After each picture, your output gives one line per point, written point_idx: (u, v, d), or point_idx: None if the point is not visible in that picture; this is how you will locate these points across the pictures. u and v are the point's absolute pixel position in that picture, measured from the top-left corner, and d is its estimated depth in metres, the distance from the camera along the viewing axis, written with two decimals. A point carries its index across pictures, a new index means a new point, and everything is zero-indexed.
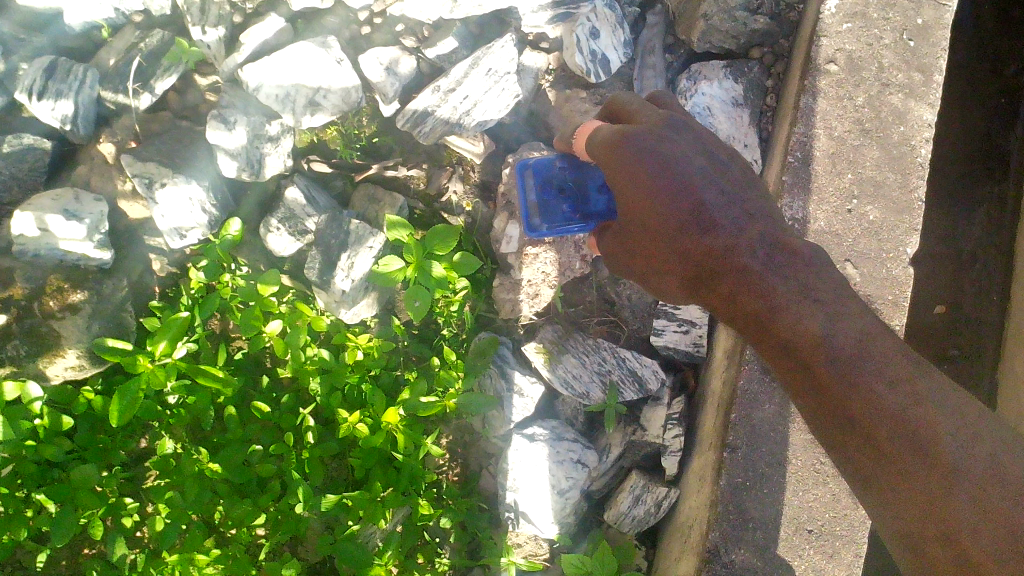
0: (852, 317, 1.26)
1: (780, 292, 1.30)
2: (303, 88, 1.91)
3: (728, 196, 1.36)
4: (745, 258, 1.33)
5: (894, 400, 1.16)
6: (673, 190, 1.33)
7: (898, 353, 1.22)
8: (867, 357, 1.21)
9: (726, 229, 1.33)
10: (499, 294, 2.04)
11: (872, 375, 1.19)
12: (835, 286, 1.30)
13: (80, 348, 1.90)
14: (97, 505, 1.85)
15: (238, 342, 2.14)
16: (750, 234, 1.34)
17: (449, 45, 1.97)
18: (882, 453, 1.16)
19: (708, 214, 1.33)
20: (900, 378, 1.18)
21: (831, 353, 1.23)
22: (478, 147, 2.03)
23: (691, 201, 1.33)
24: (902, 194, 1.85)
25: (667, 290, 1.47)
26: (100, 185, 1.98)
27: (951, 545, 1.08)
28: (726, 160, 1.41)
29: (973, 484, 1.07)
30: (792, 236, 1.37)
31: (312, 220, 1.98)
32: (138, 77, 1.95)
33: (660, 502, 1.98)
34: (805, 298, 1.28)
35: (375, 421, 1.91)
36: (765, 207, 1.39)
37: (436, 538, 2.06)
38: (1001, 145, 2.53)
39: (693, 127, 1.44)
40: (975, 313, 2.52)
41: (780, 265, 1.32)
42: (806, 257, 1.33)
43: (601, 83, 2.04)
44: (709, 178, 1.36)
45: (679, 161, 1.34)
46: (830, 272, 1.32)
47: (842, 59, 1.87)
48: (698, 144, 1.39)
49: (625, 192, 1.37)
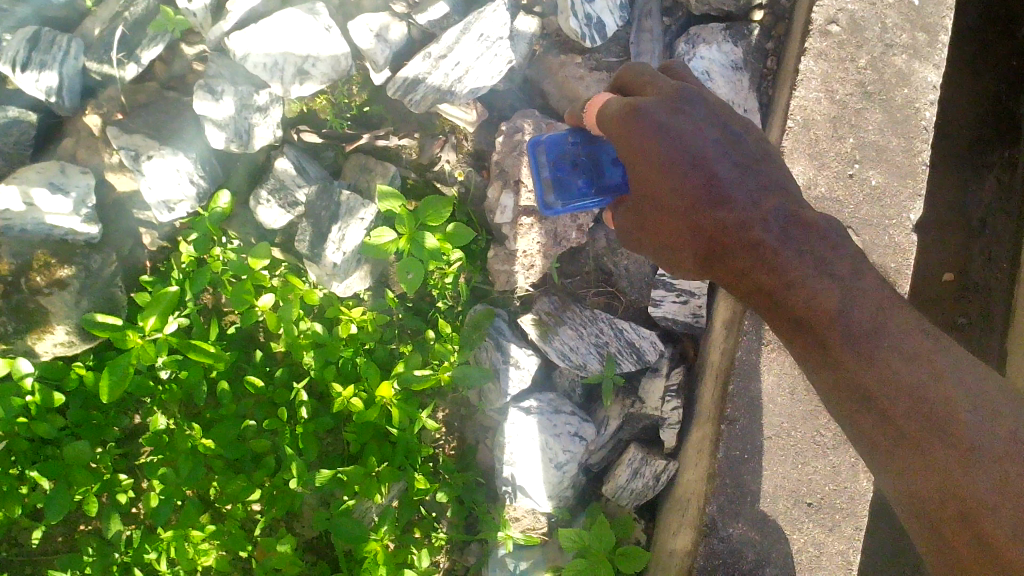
0: (866, 289, 1.25)
1: (795, 269, 1.27)
2: (291, 56, 1.87)
3: (742, 167, 1.34)
4: (759, 233, 1.30)
5: (910, 376, 1.15)
6: (686, 162, 1.32)
7: (915, 326, 1.21)
8: (883, 333, 1.20)
9: (741, 203, 1.30)
10: (494, 265, 1.99)
11: (889, 352, 1.19)
12: (853, 264, 1.28)
13: (69, 324, 1.88)
14: (92, 482, 1.83)
15: (230, 316, 2.11)
16: (766, 207, 1.31)
17: (440, 10, 1.92)
18: (898, 432, 1.15)
19: (722, 187, 1.31)
20: (917, 354, 1.17)
21: (847, 328, 1.22)
22: (471, 115, 1.99)
23: (703, 176, 1.31)
24: (905, 159, 1.81)
25: (678, 267, 1.44)
26: (87, 158, 1.95)
27: (969, 525, 1.06)
28: (741, 131, 1.38)
29: (993, 463, 1.06)
30: (809, 209, 1.34)
31: (302, 191, 1.95)
32: (122, 47, 1.91)
33: (658, 474, 1.96)
34: (821, 272, 1.26)
35: (370, 395, 1.88)
36: (779, 180, 1.36)
37: (433, 513, 2.04)
38: (1013, 108, 2.47)
39: (706, 97, 1.40)
40: (984, 281, 2.47)
41: (796, 240, 1.29)
42: (823, 231, 1.30)
43: (596, 48, 1.98)
44: (723, 151, 1.34)
45: (693, 136, 1.33)
46: (844, 247, 1.30)
47: (845, 20, 1.82)
48: (712, 117, 1.37)
49: (638, 167, 1.36)
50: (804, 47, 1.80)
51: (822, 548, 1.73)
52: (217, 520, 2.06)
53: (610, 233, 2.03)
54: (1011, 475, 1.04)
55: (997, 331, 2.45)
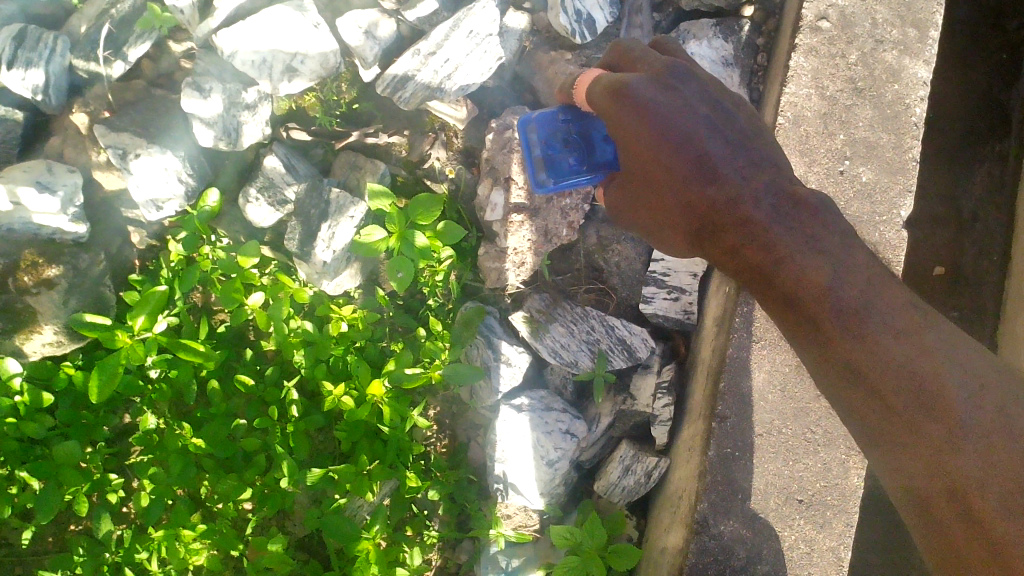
0: (856, 265, 1.25)
1: (785, 244, 1.28)
2: (280, 53, 1.85)
3: (733, 143, 1.38)
4: (750, 209, 1.32)
5: (900, 351, 1.15)
6: (677, 139, 1.35)
7: (904, 302, 1.21)
8: (872, 309, 1.20)
9: (731, 180, 1.34)
10: (485, 263, 1.98)
11: (879, 328, 1.18)
12: (843, 237, 1.28)
13: (57, 323, 1.88)
14: (82, 481, 1.82)
15: (220, 314, 2.11)
16: (755, 183, 1.34)
17: (429, 7, 1.91)
18: (886, 406, 1.15)
19: (713, 164, 1.35)
20: (907, 329, 1.17)
21: (836, 304, 1.21)
22: (461, 113, 1.97)
23: (692, 153, 1.35)
24: (896, 154, 1.80)
25: (669, 242, 1.49)
26: (74, 157, 1.93)
27: (957, 500, 1.07)
28: (732, 107, 1.42)
29: (981, 438, 1.06)
30: (799, 186, 1.37)
31: (291, 189, 1.94)
32: (109, 45, 1.89)
33: (650, 471, 1.95)
34: (811, 247, 1.27)
35: (360, 393, 1.88)
36: (769, 154, 1.41)
37: (424, 511, 2.03)
38: (1004, 101, 2.46)
39: (697, 74, 1.43)
40: (975, 274, 2.47)
41: (785, 214, 1.31)
42: (814, 207, 1.31)
43: (586, 44, 1.98)
44: (713, 128, 1.38)
45: (684, 114, 1.36)
46: (836, 221, 1.31)
47: (835, 16, 1.81)
48: (704, 93, 1.40)
49: (628, 143, 1.38)
50: (794, 43, 1.80)
51: (813, 545, 1.73)
52: (209, 519, 2.06)
53: (601, 229, 2.04)
54: (1000, 450, 1.05)
55: (988, 324, 2.46)
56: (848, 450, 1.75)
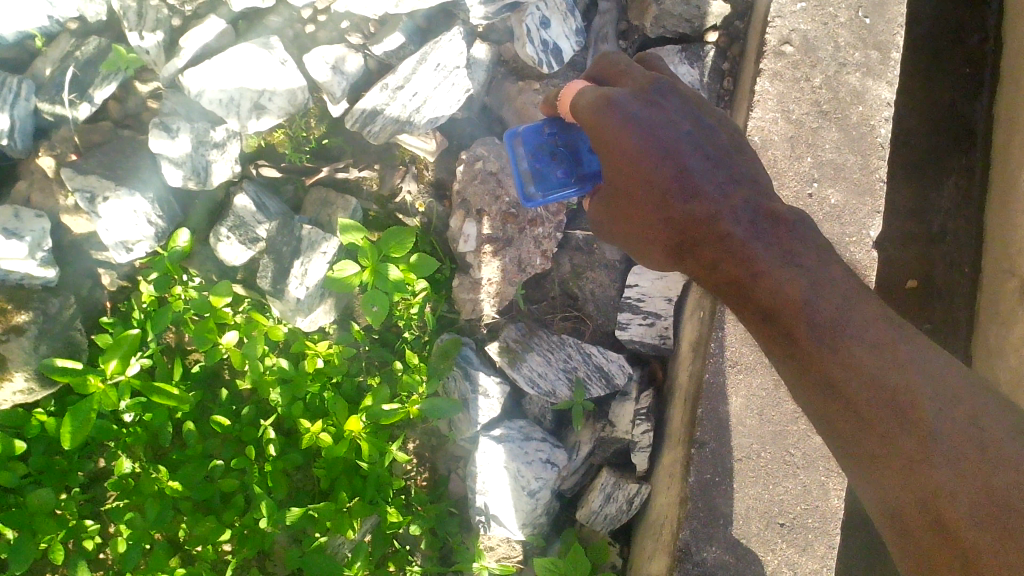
0: (833, 280, 1.25)
1: (763, 258, 1.30)
2: (247, 91, 1.85)
3: (714, 160, 1.35)
4: (729, 225, 1.32)
5: (873, 363, 1.15)
6: (658, 153, 1.33)
7: (879, 317, 1.20)
8: (847, 323, 1.20)
9: (712, 196, 1.33)
10: (459, 294, 1.98)
11: (854, 341, 1.18)
12: (819, 252, 1.30)
13: (27, 369, 1.85)
14: (57, 530, 1.78)
15: (195, 354, 2.09)
16: (735, 200, 1.33)
17: (396, 41, 1.93)
18: (859, 419, 1.14)
19: (693, 179, 1.33)
20: (881, 342, 1.16)
21: (812, 317, 1.22)
22: (430, 144, 1.99)
23: (673, 167, 1.33)
24: (863, 176, 1.82)
25: (652, 259, 1.46)
26: (41, 201, 1.90)
27: (927, 510, 1.04)
28: (715, 125, 1.40)
29: (951, 448, 1.04)
30: (776, 205, 1.38)
31: (263, 227, 1.93)
32: (75, 88, 1.88)
33: (631, 499, 1.96)
34: (787, 263, 1.28)
35: (339, 430, 1.86)
36: (750, 172, 1.38)
37: (406, 546, 2.01)
38: (968, 115, 2.49)
39: (680, 90, 1.41)
40: (946, 286, 2.46)
41: (763, 231, 1.32)
42: (790, 223, 1.33)
43: (554, 74, 1.99)
44: (695, 143, 1.36)
45: (666, 129, 1.34)
46: (812, 237, 1.32)
47: (798, 40, 1.84)
48: (686, 108, 1.39)
49: (611, 157, 1.37)
50: (759, 68, 1.82)
51: (797, 569, 1.72)
52: (188, 563, 2.02)
53: (574, 258, 2.05)
54: (969, 460, 1.02)
55: (963, 336, 2.44)
56: (827, 471, 1.75)
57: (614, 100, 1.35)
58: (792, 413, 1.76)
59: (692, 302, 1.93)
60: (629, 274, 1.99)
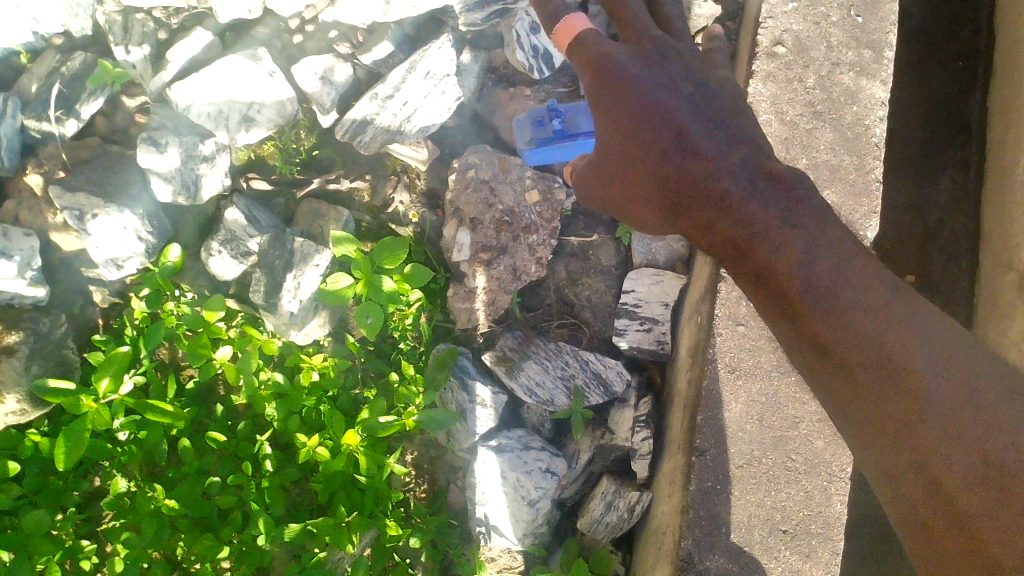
0: (831, 242, 1.21)
1: (757, 218, 1.28)
2: (235, 104, 1.84)
3: (712, 122, 1.40)
4: (726, 184, 1.33)
5: (869, 326, 1.11)
6: (656, 114, 1.38)
7: (877, 277, 1.16)
8: (843, 285, 1.15)
9: (709, 154, 1.36)
10: (454, 303, 1.95)
11: (849, 303, 1.14)
12: (818, 214, 1.25)
13: (20, 392, 1.82)
14: (54, 551, 1.76)
15: (189, 369, 2.06)
16: (732, 159, 1.35)
17: (385, 49, 1.90)
18: (856, 381, 1.11)
19: (691, 140, 1.37)
20: (878, 303, 1.12)
21: (807, 281, 1.18)
22: (421, 153, 1.96)
23: (665, 126, 1.37)
24: (859, 176, 1.80)
25: (645, 219, 1.48)
26: (30, 219, 1.88)
27: (924, 473, 1.02)
28: (715, 88, 1.45)
29: (945, 409, 1.01)
30: (777, 165, 1.36)
31: (255, 240, 1.91)
32: (61, 103, 1.86)
33: (632, 507, 1.94)
34: (783, 223, 1.25)
35: (336, 444, 1.84)
36: (749, 135, 1.41)
37: (407, 559, 2.00)
38: (963, 109, 2.47)
39: (681, 50, 1.45)
40: (945, 281, 2.43)
41: (760, 191, 1.30)
42: (790, 183, 1.31)
43: (545, 79, 1.97)
44: (693, 105, 1.40)
45: (663, 89, 1.39)
46: (813, 200, 1.28)
47: (790, 40, 1.82)
48: (687, 72, 1.43)
49: (607, 114, 1.41)
50: (752, 69, 1.80)
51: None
52: None
53: (570, 265, 2.03)
54: (963, 420, 1.00)
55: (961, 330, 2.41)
56: (829, 476, 1.73)
57: (613, 59, 1.40)
58: (793, 418, 1.74)
59: (688, 306, 1.92)
60: (625, 280, 1.98)
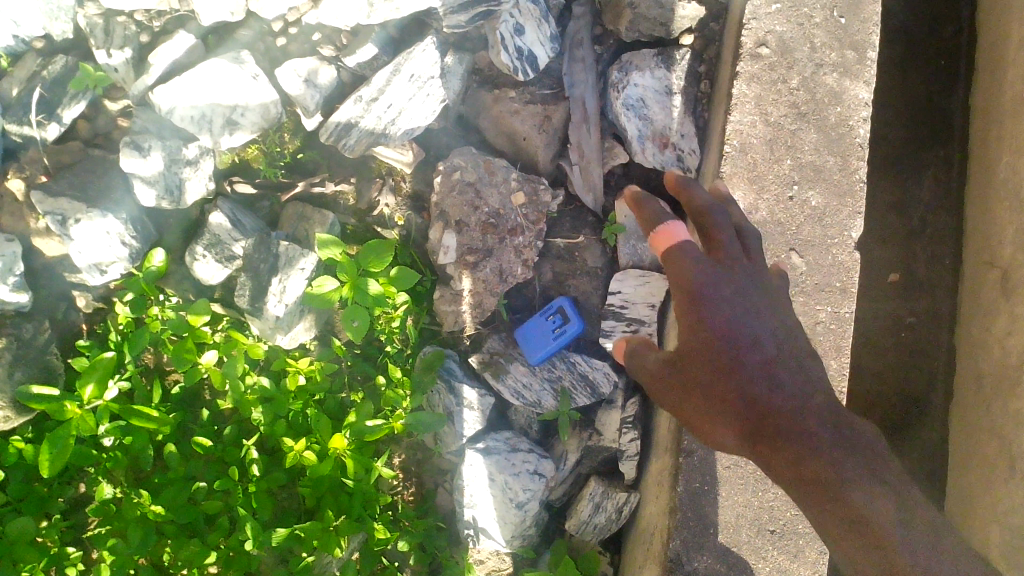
0: (884, 465, 1.28)
1: (809, 417, 1.33)
2: (219, 107, 1.82)
3: (795, 361, 1.41)
4: (813, 423, 1.33)
5: (900, 533, 1.21)
6: (745, 339, 1.40)
7: (904, 487, 1.27)
8: (867, 499, 1.23)
9: (792, 392, 1.36)
10: (441, 306, 1.95)
11: (873, 513, 1.22)
12: (873, 446, 1.31)
13: (3, 398, 1.81)
14: (39, 559, 1.75)
15: (173, 374, 2.05)
16: (817, 401, 1.36)
17: (369, 51, 1.89)
18: (880, 552, 1.20)
19: (772, 376, 1.38)
20: (902, 515, 1.22)
21: (830, 468, 1.27)
22: (407, 156, 1.97)
23: (754, 349, 1.40)
24: (843, 177, 1.80)
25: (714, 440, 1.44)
26: (11, 224, 1.88)
27: None
28: (796, 326, 1.48)
29: None
30: (854, 417, 1.37)
31: (239, 244, 1.90)
32: (42, 108, 1.85)
33: (620, 508, 1.96)
34: (840, 438, 1.31)
35: (323, 448, 1.83)
36: (817, 361, 1.44)
37: (395, 562, 2.00)
38: (945, 108, 2.46)
39: (762, 275, 1.52)
40: (928, 278, 2.43)
41: (840, 434, 1.31)
42: (868, 436, 1.33)
43: (529, 81, 1.97)
44: (777, 338, 1.42)
45: (754, 321, 1.43)
46: (880, 444, 1.33)
47: (774, 42, 1.81)
48: (769, 300, 1.47)
49: (675, 283, 1.49)
50: (735, 71, 1.79)
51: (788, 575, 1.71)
52: None
53: (556, 267, 2.03)
54: None
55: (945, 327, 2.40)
56: None
57: (708, 288, 1.45)
58: None
59: (675, 306, 1.91)
60: (611, 282, 1.98)
